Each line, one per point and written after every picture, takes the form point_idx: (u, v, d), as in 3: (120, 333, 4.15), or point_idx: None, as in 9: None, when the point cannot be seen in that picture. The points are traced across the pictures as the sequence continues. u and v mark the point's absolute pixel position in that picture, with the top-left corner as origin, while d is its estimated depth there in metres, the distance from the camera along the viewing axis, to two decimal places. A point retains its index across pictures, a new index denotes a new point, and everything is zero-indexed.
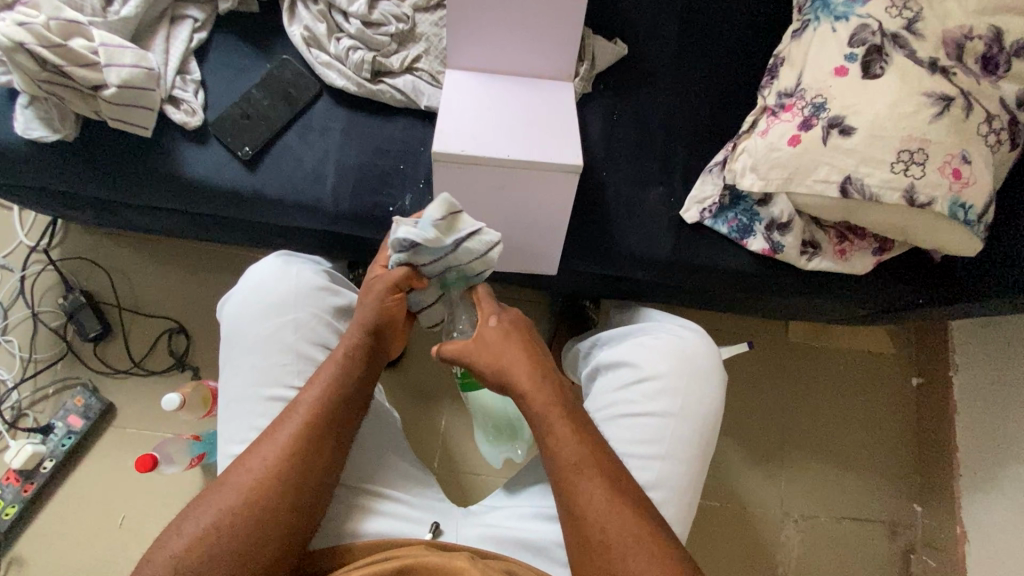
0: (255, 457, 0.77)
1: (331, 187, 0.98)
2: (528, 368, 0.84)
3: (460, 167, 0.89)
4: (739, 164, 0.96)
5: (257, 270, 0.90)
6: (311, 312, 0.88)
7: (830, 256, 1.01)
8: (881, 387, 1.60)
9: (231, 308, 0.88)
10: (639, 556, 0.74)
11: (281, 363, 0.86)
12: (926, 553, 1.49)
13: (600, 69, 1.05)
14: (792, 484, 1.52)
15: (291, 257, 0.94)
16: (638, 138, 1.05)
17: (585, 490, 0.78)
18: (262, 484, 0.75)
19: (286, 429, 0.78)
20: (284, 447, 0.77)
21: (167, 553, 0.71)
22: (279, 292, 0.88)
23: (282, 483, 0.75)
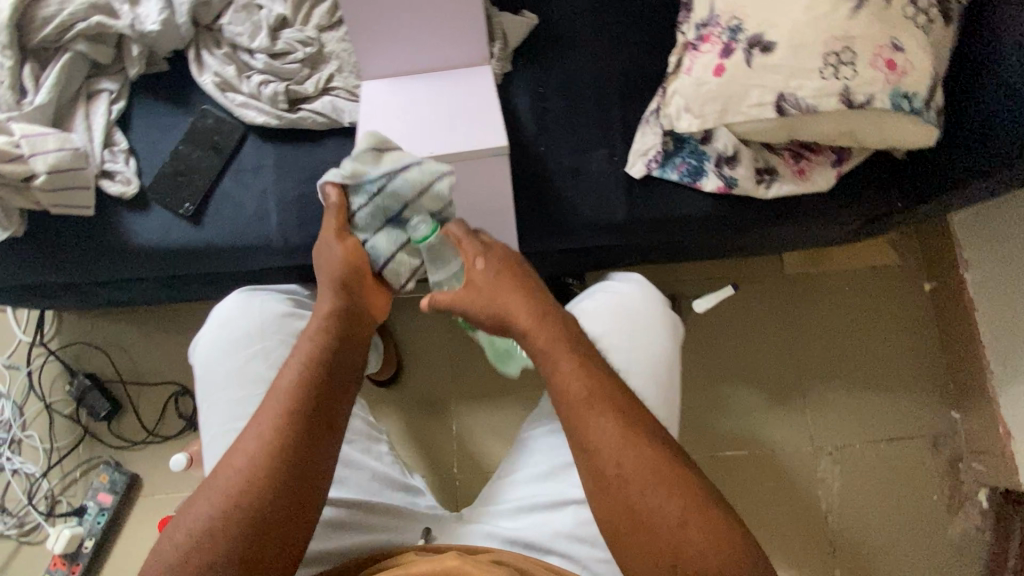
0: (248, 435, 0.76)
1: (277, 224, 0.99)
2: (523, 304, 0.85)
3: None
4: (673, 107, 0.93)
5: (219, 311, 0.90)
6: (279, 339, 0.88)
7: (788, 177, 0.97)
8: (895, 300, 1.53)
9: (202, 352, 0.88)
10: (656, 490, 0.74)
11: (255, 393, 0.85)
12: (975, 460, 1.43)
13: (516, 45, 1.03)
14: (821, 418, 1.47)
15: (255, 289, 0.95)
16: (568, 104, 1.03)
17: (600, 431, 0.77)
18: (260, 458, 0.75)
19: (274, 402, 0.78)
20: (277, 419, 0.77)
21: (173, 545, 0.72)
22: (245, 327, 0.88)
23: (281, 453, 0.75)
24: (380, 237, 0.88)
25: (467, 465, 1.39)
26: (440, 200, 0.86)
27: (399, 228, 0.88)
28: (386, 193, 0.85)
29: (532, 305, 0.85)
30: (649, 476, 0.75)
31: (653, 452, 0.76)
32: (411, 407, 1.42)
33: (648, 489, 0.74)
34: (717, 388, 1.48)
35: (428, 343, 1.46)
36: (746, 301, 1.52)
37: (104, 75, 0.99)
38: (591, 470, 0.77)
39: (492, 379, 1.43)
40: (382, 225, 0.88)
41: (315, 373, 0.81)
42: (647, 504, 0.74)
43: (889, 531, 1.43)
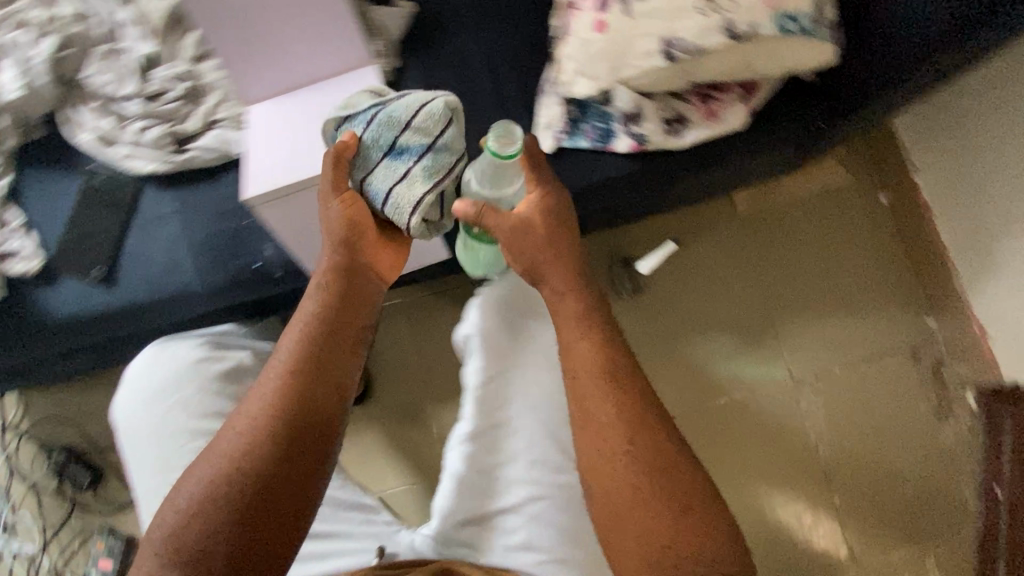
0: (246, 412, 0.77)
1: (192, 269, 0.96)
2: (546, 254, 0.80)
3: (287, 203, 0.85)
4: (566, 72, 0.90)
5: (135, 366, 0.89)
6: (194, 385, 0.87)
7: (700, 122, 0.94)
8: (853, 217, 1.51)
9: (122, 412, 0.87)
10: (659, 476, 0.72)
11: (177, 445, 0.84)
12: (956, 362, 1.41)
13: (398, 38, 0.99)
14: (798, 349, 1.46)
15: (171, 337, 0.93)
16: (464, 89, 0.98)
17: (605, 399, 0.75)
18: (254, 440, 0.75)
19: (272, 380, 0.77)
20: (274, 400, 0.76)
21: (172, 513, 0.73)
22: (160, 378, 0.87)
23: (277, 437, 0.75)
24: (379, 170, 0.81)
25: None
26: (439, 121, 0.80)
27: (398, 157, 0.80)
28: (382, 125, 0.80)
29: (552, 259, 0.81)
30: (643, 452, 0.73)
31: (650, 430, 0.75)
32: (387, 421, 1.41)
33: (643, 466, 0.73)
34: (684, 342, 1.47)
35: (392, 353, 1.45)
36: (699, 250, 1.51)
37: None
38: (590, 444, 0.75)
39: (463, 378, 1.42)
40: (378, 160, 0.81)
41: (312, 352, 0.79)
42: (636, 484, 0.72)
43: (881, 448, 1.42)
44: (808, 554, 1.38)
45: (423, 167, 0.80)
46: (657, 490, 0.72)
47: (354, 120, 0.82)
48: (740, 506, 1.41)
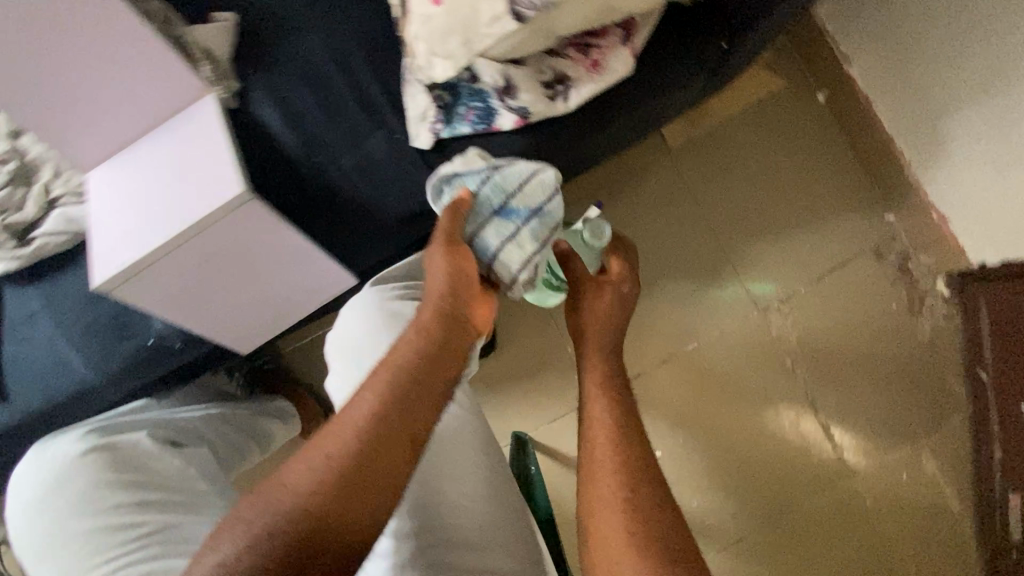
0: (330, 443, 0.66)
1: (82, 364, 0.89)
2: (587, 304, 0.90)
3: (145, 280, 0.76)
4: (420, 54, 0.78)
5: (26, 471, 0.86)
6: (84, 479, 0.84)
7: (584, 77, 0.83)
8: (793, 124, 1.41)
9: (18, 521, 0.84)
10: (654, 523, 0.67)
11: (78, 545, 0.81)
12: (922, 254, 1.35)
13: (230, 57, 0.86)
14: (761, 276, 1.41)
15: (59, 433, 0.90)
16: (319, 98, 0.87)
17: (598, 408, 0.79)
18: (337, 481, 0.64)
19: (365, 409, 0.67)
20: (366, 436, 0.66)
21: (211, 563, 0.61)
22: (48, 479, 0.84)
23: (361, 480, 0.65)
24: (490, 228, 0.81)
25: None
26: (549, 187, 0.82)
27: (508, 218, 0.81)
28: (494, 186, 0.81)
29: (591, 310, 0.90)
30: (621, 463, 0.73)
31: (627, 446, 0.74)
32: None
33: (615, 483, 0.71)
34: (642, 296, 1.41)
35: None
36: (638, 195, 1.42)
37: None
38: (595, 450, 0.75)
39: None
40: (488, 219, 0.81)
41: (408, 383, 0.70)
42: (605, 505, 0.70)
43: (860, 356, 1.39)
44: (806, 476, 1.37)
45: (522, 232, 0.81)
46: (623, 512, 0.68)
47: (464, 177, 0.82)
48: (731, 445, 1.39)
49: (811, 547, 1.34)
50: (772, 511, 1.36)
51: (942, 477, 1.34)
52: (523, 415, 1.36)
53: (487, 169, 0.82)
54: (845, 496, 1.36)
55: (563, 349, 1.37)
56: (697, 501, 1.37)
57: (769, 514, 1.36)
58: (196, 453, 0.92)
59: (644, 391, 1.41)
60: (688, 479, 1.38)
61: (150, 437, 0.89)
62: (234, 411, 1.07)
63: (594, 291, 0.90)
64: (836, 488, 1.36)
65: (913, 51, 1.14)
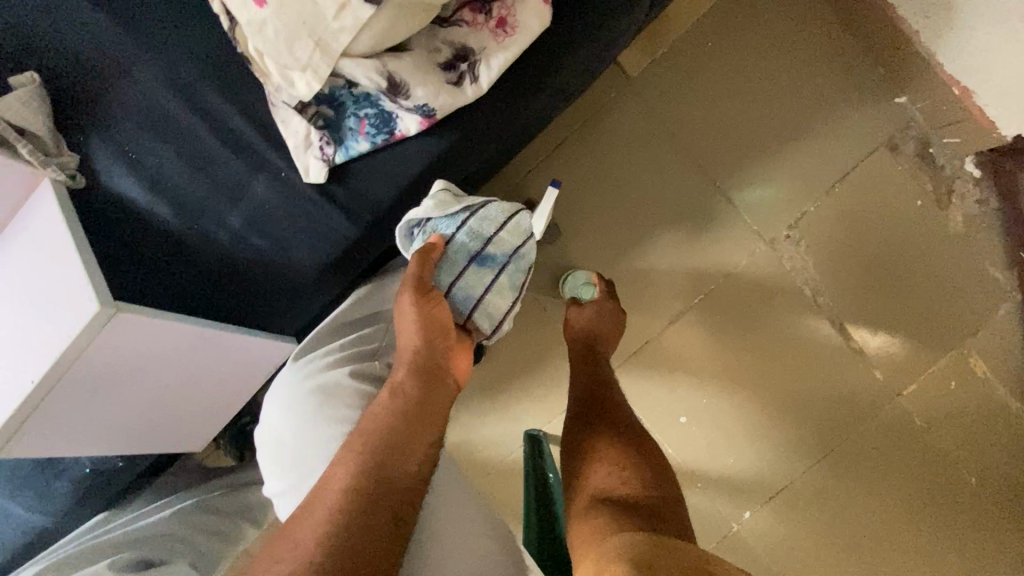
0: (309, 525, 0.57)
1: (24, 508, 0.80)
2: (577, 346, 1.08)
3: (38, 427, 0.65)
4: (272, 71, 0.61)
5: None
6: None
7: (491, 47, 0.64)
8: (772, 13, 1.18)
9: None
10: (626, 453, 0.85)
11: None
12: (944, 135, 1.16)
13: (52, 125, 0.68)
14: (761, 204, 1.23)
15: None
16: (176, 147, 0.69)
17: (584, 404, 0.96)
18: (327, 563, 0.54)
19: (344, 476, 0.59)
20: (350, 505, 0.57)
21: None
22: None
23: (357, 552, 0.55)
24: (469, 277, 0.75)
25: None
26: (524, 230, 0.78)
27: (485, 263, 0.75)
28: (470, 230, 0.74)
29: (580, 348, 1.07)
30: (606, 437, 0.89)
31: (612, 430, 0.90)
32: None
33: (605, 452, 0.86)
34: (635, 255, 1.25)
35: None
36: (607, 142, 1.23)
37: None
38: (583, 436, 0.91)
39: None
40: (466, 265, 0.75)
41: (389, 439, 0.62)
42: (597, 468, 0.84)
43: (889, 267, 1.23)
44: (848, 408, 1.26)
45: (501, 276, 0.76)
46: (611, 468, 0.83)
47: (437, 220, 0.73)
48: (761, 394, 1.28)
49: (863, 479, 1.26)
50: (816, 451, 1.27)
51: (997, 378, 1.22)
52: (534, 413, 1.26)
53: (462, 216, 0.74)
54: (892, 419, 1.25)
55: (558, 335, 1.25)
56: (734, 458, 1.28)
57: (814, 455, 1.27)
58: (176, 570, 0.74)
59: (657, 358, 1.28)
60: (721, 436, 1.28)
61: (111, 566, 0.70)
62: (215, 498, 0.89)
63: (584, 326, 1.08)
64: (882, 413, 1.25)
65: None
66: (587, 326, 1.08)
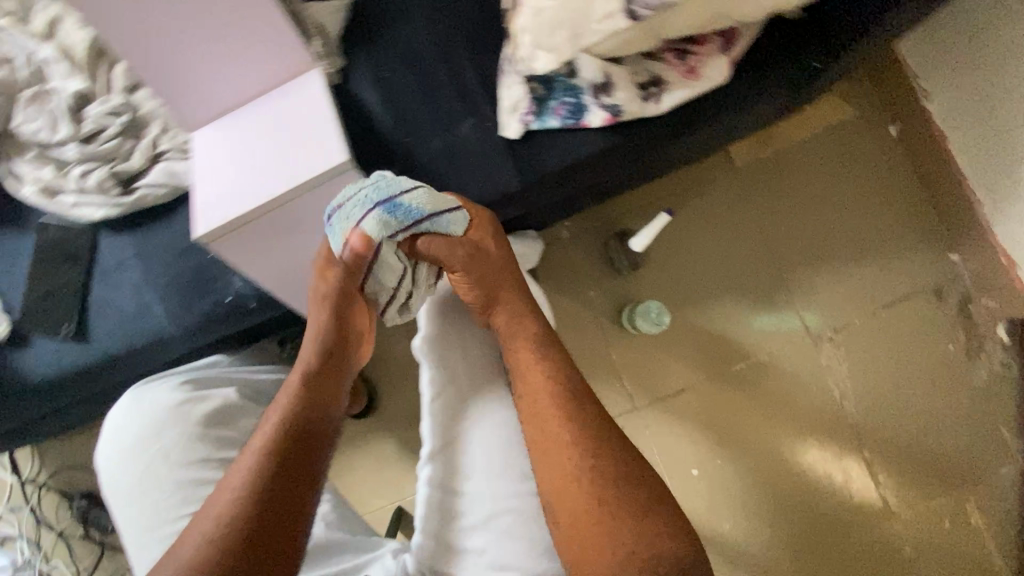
0: (224, 499, 0.70)
1: (164, 312, 0.93)
2: (516, 320, 0.78)
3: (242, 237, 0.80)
4: (523, 47, 0.82)
5: (121, 414, 0.85)
6: (178, 431, 0.82)
7: (677, 83, 0.84)
8: (861, 156, 1.41)
9: (111, 462, 0.83)
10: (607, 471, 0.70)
11: (168, 497, 0.80)
12: (984, 297, 1.33)
13: (338, 33, 0.91)
14: (812, 305, 1.39)
15: (147, 382, 0.88)
16: (417, 79, 0.90)
17: (564, 428, 0.72)
18: (235, 527, 0.68)
19: (247, 463, 0.70)
20: (257, 471, 0.70)
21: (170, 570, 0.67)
22: (138, 429, 0.83)
23: (268, 509, 0.69)
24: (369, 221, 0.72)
25: None
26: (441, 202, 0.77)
27: (389, 212, 0.73)
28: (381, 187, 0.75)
29: (514, 312, 0.79)
30: (588, 475, 0.70)
31: (599, 453, 0.71)
32: (397, 427, 1.40)
33: (599, 505, 0.68)
34: (693, 311, 1.41)
35: (393, 361, 1.43)
36: (697, 209, 1.43)
37: None
38: (546, 466, 0.72)
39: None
40: (372, 210, 0.73)
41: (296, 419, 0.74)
42: (590, 533, 0.67)
43: (911, 395, 1.36)
44: (844, 512, 1.34)
45: (354, 255, 0.74)
46: (612, 539, 0.66)
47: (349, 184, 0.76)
48: (769, 472, 1.36)
49: None
50: (805, 543, 1.33)
51: (986, 530, 1.30)
52: None
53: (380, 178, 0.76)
54: (882, 538, 1.32)
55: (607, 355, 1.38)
56: (729, 524, 1.35)
57: (803, 547, 1.33)
58: None
59: (684, 408, 1.39)
60: (722, 500, 1.35)
61: (239, 394, 0.88)
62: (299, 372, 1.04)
63: (514, 308, 0.79)
64: (874, 530, 1.32)
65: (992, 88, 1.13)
66: (518, 298, 0.79)
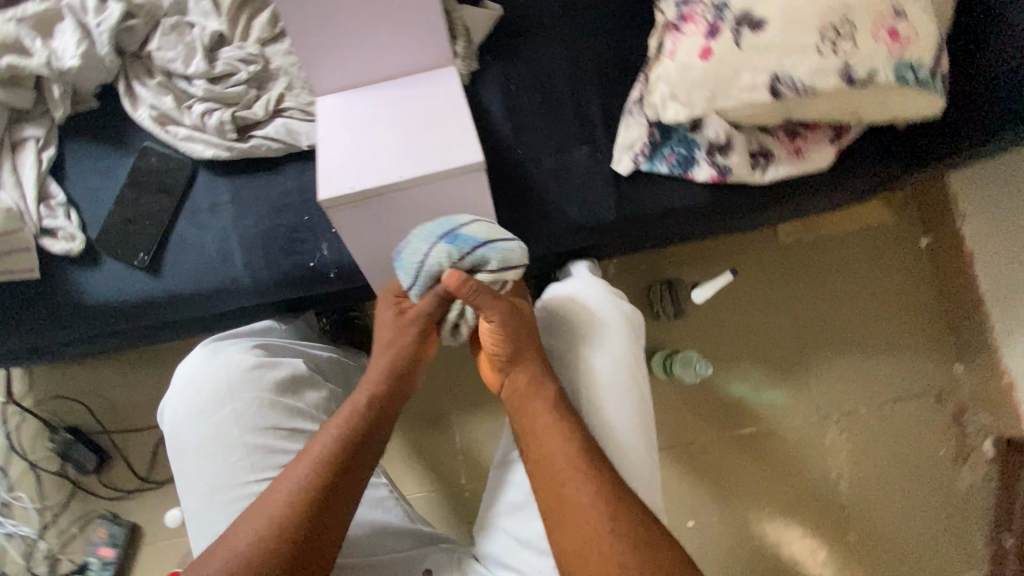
0: (273, 503, 0.68)
1: (243, 262, 0.91)
2: (525, 370, 0.78)
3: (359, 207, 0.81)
4: (658, 95, 0.87)
5: (192, 369, 0.83)
6: (251, 396, 0.81)
7: (784, 159, 0.91)
8: (891, 259, 1.52)
9: (176, 419, 0.81)
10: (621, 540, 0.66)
11: (236, 460, 0.79)
12: (979, 411, 1.43)
13: (480, 42, 0.94)
14: (824, 387, 1.47)
15: (220, 340, 0.87)
16: (543, 99, 0.95)
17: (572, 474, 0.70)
18: (281, 532, 0.67)
19: (302, 470, 0.70)
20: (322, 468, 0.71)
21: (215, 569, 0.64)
22: (210, 386, 0.81)
23: (313, 521, 0.68)
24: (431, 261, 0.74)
25: (473, 471, 1.37)
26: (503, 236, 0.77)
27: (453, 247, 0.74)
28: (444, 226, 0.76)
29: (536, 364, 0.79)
30: (607, 541, 0.66)
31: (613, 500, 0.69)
32: (410, 420, 1.40)
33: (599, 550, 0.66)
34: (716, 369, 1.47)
35: None
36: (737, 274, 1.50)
37: (26, 120, 0.87)
38: (564, 526, 0.69)
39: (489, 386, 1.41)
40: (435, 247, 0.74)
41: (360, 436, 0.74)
42: (591, 569, 0.66)
43: (898, 490, 1.43)
44: None
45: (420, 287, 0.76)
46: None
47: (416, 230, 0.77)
48: (757, 534, 1.42)
49: None
50: None
51: None
52: None
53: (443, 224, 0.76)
54: None
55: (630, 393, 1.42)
56: None
57: None
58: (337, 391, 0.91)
59: (692, 459, 1.43)
60: (711, 556, 1.39)
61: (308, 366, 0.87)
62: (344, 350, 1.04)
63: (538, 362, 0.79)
64: None
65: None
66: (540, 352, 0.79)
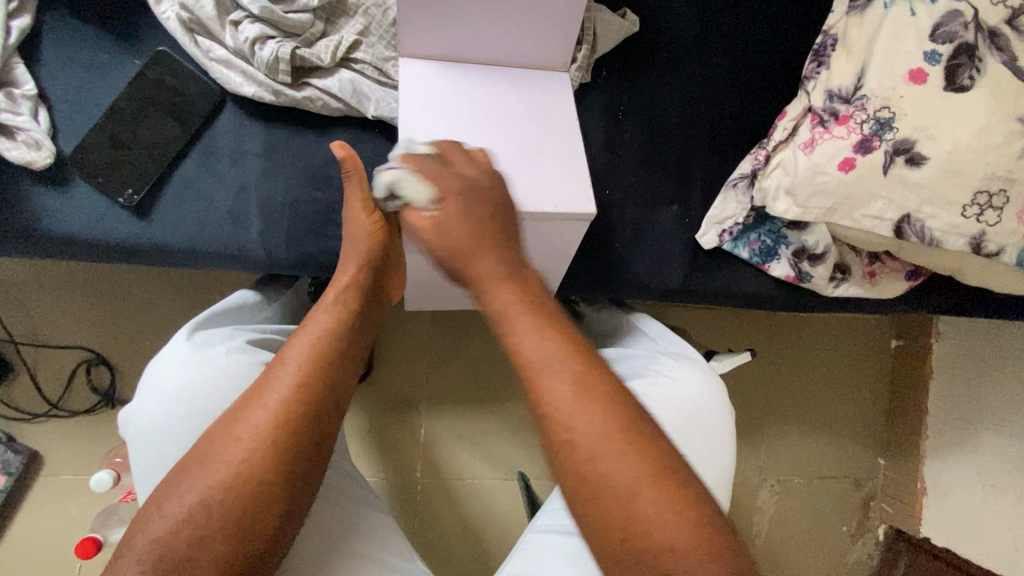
0: (225, 443, 0.52)
1: (257, 230, 0.72)
2: (490, 258, 0.53)
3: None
4: (773, 182, 0.77)
5: (179, 363, 0.66)
6: None
7: (858, 280, 0.86)
8: (861, 346, 1.42)
9: (148, 430, 0.63)
10: (642, 492, 0.50)
11: None
12: (885, 501, 1.40)
13: (600, 55, 0.83)
14: (771, 454, 1.36)
15: (211, 326, 0.71)
16: (647, 141, 0.85)
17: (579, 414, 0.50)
18: (245, 482, 0.51)
19: (274, 396, 0.54)
20: (283, 402, 0.54)
21: (150, 536, 0.50)
22: (206, 391, 0.65)
23: (290, 446, 0.53)
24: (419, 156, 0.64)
25: (430, 468, 1.16)
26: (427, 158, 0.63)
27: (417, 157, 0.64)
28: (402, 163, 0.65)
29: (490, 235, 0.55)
30: (624, 478, 0.50)
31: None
32: (376, 403, 1.15)
33: (629, 515, 0.50)
34: None
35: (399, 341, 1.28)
36: (731, 315, 1.33)
37: None
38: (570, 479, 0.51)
39: (471, 381, 1.19)
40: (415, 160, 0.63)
41: (337, 354, 0.58)
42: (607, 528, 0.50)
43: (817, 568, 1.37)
44: None
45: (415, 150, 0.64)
46: (653, 545, 0.50)
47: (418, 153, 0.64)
48: None
49: None
50: None
51: None
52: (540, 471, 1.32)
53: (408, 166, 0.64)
54: None
55: None
56: None
57: None
58: None
59: None
60: None
61: None
62: None
63: (494, 230, 0.55)
64: None
65: (1000, 354, 1.22)
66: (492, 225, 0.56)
